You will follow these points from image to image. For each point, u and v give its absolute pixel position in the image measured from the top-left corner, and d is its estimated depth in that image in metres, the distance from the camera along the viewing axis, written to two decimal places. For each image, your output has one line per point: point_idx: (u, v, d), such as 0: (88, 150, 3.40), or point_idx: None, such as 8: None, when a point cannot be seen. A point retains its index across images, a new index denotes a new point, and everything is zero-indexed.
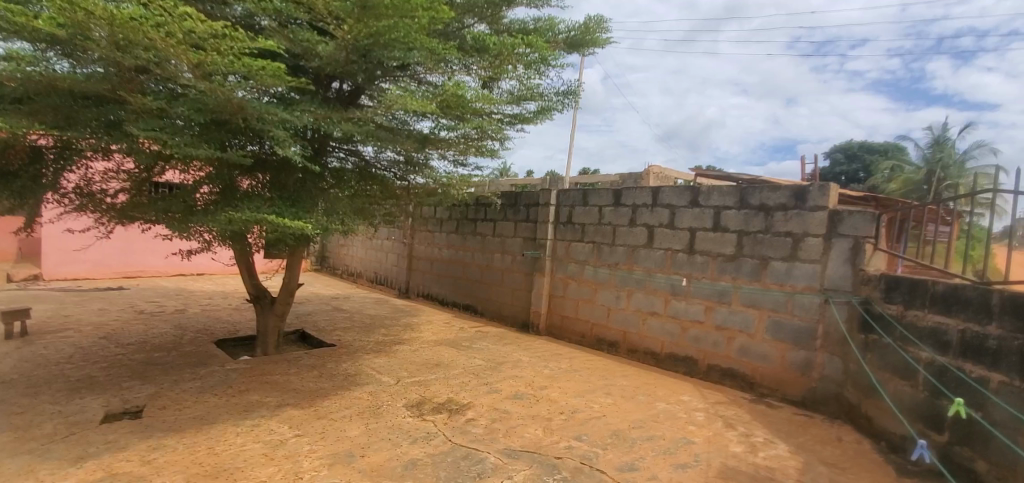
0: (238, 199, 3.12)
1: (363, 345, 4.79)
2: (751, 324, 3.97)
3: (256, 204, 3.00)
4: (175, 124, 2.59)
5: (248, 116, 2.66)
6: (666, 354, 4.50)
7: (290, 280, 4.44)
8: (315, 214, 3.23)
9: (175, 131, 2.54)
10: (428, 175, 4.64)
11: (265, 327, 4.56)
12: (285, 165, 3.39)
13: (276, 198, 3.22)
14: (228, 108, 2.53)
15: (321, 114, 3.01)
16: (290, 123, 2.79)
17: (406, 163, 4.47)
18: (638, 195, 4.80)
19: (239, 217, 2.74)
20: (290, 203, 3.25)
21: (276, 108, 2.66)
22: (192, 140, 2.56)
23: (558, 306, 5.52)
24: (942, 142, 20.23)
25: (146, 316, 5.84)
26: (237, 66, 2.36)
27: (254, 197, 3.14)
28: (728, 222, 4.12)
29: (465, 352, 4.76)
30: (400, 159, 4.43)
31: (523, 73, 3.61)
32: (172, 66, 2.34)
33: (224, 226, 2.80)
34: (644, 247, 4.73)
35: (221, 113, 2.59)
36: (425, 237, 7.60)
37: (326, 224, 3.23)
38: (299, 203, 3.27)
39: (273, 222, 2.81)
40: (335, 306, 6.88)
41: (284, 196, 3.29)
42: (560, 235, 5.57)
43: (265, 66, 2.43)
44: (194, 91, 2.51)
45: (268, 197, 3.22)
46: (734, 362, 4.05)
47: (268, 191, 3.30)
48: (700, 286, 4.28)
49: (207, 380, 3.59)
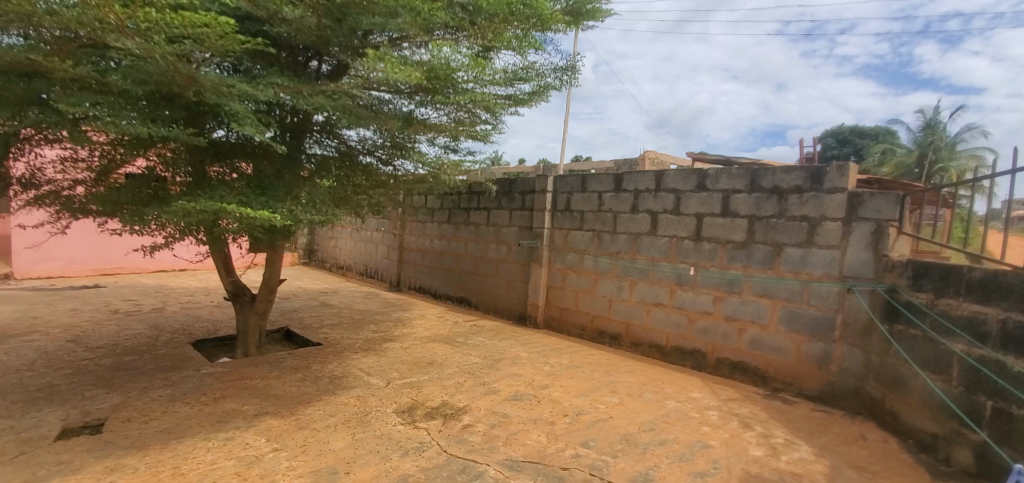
0: (203, 188, 2.82)
1: (352, 344, 4.52)
2: (765, 315, 3.73)
3: (220, 193, 2.71)
4: (112, 97, 2.30)
5: (200, 90, 2.35)
6: (672, 347, 4.26)
7: (271, 276, 4.15)
8: (290, 204, 2.93)
9: (112, 106, 2.24)
10: (419, 159, 4.34)
11: (245, 327, 4.27)
12: (254, 150, 3.10)
13: (247, 187, 2.93)
14: (171, 78, 2.24)
15: (288, 87, 2.74)
16: (249, 98, 2.50)
17: (393, 149, 4.17)
18: (641, 180, 4.53)
19: (194, 207, 2.43)
20: (262, 191, 2.95)
21: (232, 80, 2.37)
22: (132, 115, 2.27)
23: (557, 298, 5.26)
24: (934, 126, 20.06)
25: (121, 316, 5.53)
26: (177, 25, 2.05)
27: (218, 185, 2.83)
28: (738, 206, 3.87)
29: (460, 349, 4.50)
30: (385, 144, 4.13)
31: (519, 36, 3.28)
32: (101, 29, 2.03)
33: (178, 217, 2.49)
34: (648, 235, 4.46)
35: (167, 84, 2.31)
36: (415, 228, 7.31)
37: (302, 215, 2.93)
38: (273, 192, 2.97)
39: (233, 213, 2.48)
40: (323, 301, 6.58)
41: (256, 184, 3.00)
42: (558, 223, 5.30)
43: (211, 24, 2.11)
44: (133, 58, 2.20)
45: (239, 185, 2.93)
46: (746, 355, 3.81)
47: (235, 179, 3.00)
48: (708, 275, 4.04)
49: (179, 387, 3.31)
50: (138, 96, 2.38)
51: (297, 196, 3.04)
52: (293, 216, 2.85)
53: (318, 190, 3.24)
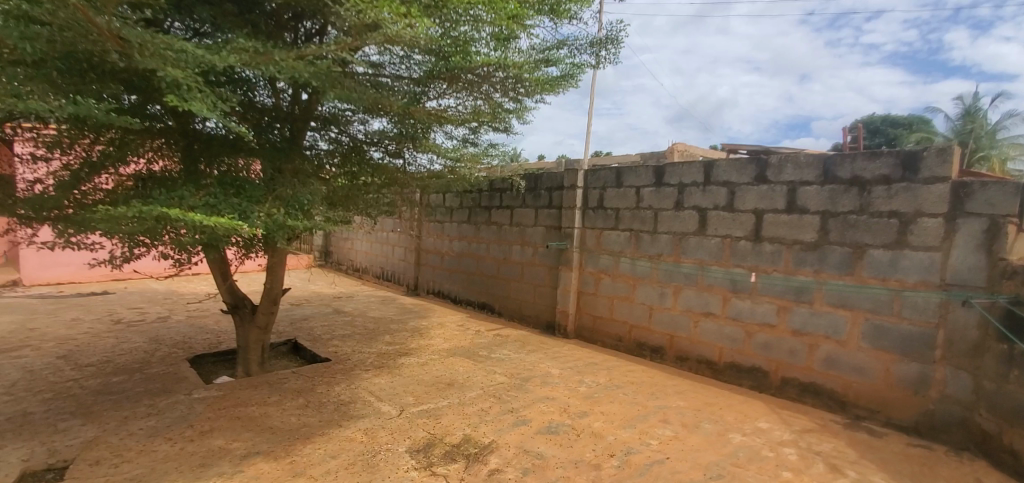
0: (165, 188, 2.51)
1: (363, 359, 4.07)
2: (843, 329, 3.15)
3: (180, 193, 2.33)
4: (22, 67, 2.02)
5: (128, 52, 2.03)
6: (725, 363, 3.71)
7: (272, 284, 3.74)
8: (270, 207, 2.54)
9: (20, 75, 1.97)
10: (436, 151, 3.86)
11: (245, 342, 3.85)
12: (227, 143, 2.79)
13: (220, 186, 2.55)
14: (86, 36, 1.93)
15: (252, 48, 2.35)
16: (198, 66, 2.17)
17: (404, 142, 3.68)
18: (685, 172, 3.98)
19: (127, 214, 1.99)
20: (239, 191, 2.56)
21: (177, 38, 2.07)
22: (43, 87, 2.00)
23: (589, 305, 4.74)
24: (974, 113, 18.90)
25: (122, 327, 5.19)
26: None
27: (185, 185, 2.48)
28: (807, 201, 3.30)
29: (483, 365, 4.02)
30: (395, 136, 3.66)
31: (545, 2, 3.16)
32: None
33: (112, 226, 2.07)
34: (695, 235, 3.91)
35: (82, 47, 2.02)
36: (433, 229, 6.87)
37: (284, 222, 2.53)
38: (254, 193, 2.58)
39: (175, 220, 2.03)
40: (335, 308, 6.17)
41: (232, 182, 2.59)
42: (589, 222, 4.78)
43: None
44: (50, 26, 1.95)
45: (211, 183, 2.57)
46: (819, 376, 3.24)
47: (207, 178, 2.64)
48: (770, 281, 3.47)
49: (164, 416, 2.90)
50: (54, 66, 2.10)
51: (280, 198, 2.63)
52: (276, 222, 2.44)
53: (313, 194, 2.84)
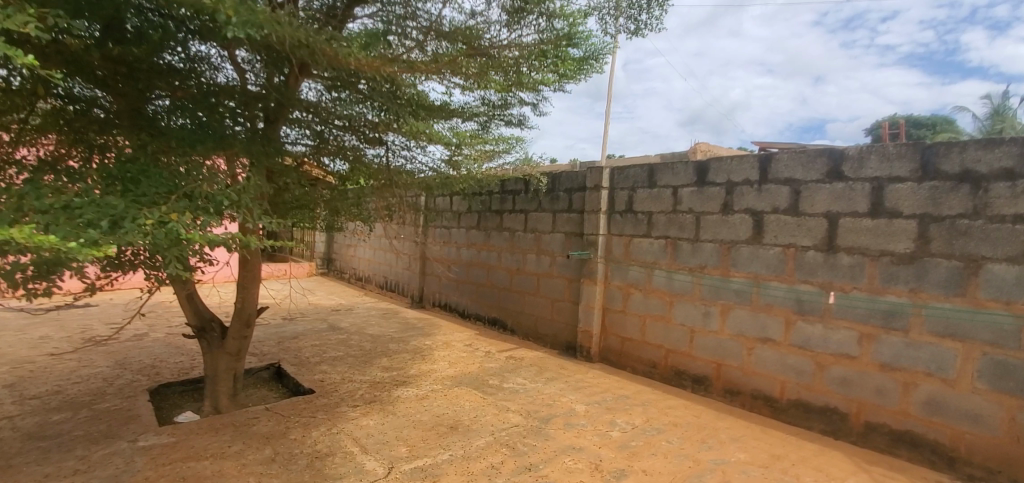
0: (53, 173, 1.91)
1: (353, 390, 3.46)
2: (951, 365, 2.47)
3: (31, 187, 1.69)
4: None
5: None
6: (789, 400, 3.04)
7: (243, 301, 3.16)
8: (169, 211, 1.88)
9: None
10: (432, 138, 3.27)
11: (213, 371, 3.26)
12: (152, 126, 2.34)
13: (104, 179, 1.94)
14: None
15: None
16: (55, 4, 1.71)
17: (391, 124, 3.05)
18: (735, 168, 3.33)
19: None
20: (129, 189, 1.91)
21: None
22: None
23: (616, 325, 4.09)
24: (1009, 111, 17.88)
25: (91, 347, 4.64)
26: None
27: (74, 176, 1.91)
28: (898, 201, 2.65)
29: (494, 398, 3.39)
30: (381, 125, 3.09)
31: None
32: None
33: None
34: (748, 244, 3.26)
35: None
36: (441, 235, 6.27)
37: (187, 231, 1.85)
38: (154, 192, 1.93)
39: None
40: (331, 324, 5.58)
41: (137, 170, 1.99)
42: (616, 228, 4.13)
43: None
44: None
45: (94, 177, 1.96)
46: (916, 423, 2.57)
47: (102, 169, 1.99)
48: (851, 302, 2.80)
49: (92, 476, 2.31)
50: None
51: (185, 201, 1.95)
52: (168, 236, 1.77)
53: (241, 191, 2.28)
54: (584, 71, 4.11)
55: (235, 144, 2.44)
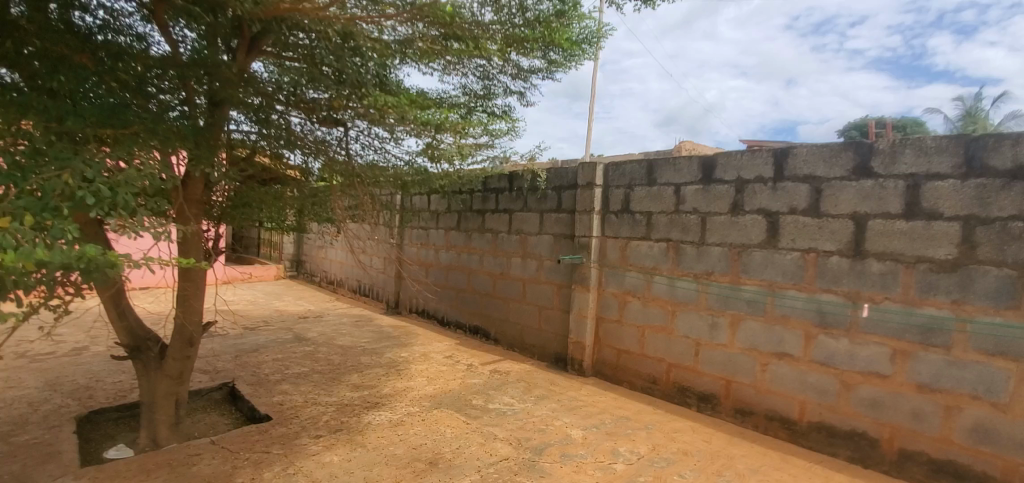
0: None
1: (319, 415, 3.04)
2: (1002, 387, 2.20)
3: None
4: None
5: None
6: (811, 423, 2.74)
7: (183, 316, 2.69)
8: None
9: None
10: (404, 119, 2.88)
11: (151, 397, 2.78)
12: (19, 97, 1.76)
13: None
14: None
15: None
16: None
17: (349, 102, 2.73)
18: (746, 164, 3.00)
19: None
20: None
21: None
22: None
23: (612, 336, 3.73)
24: (977, 114, 18.26)
25: (20, 364, 4.08)
26: None
27: None
28: (937, 201, 2.36)
29: (480, 421, 3.00)
30: (338, 104, 2.76)
31: None
32: None
33: None
34: (761, 249, 2.93)
35: None
36: (417, 236, 5.85)
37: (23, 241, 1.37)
38: None
39: None
40: (297, 334, 5.10)
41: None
42: (611, 230, 3.76)
43: None
44: None
45: None
46: (961, 451, 2.29)
47: None
48: (882, 315, 2.51)
49: None
50: None
51: (26, 199, 1.46)
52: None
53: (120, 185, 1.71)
54: (573, 60, 3.76)
55: (143, 123, 1.99)
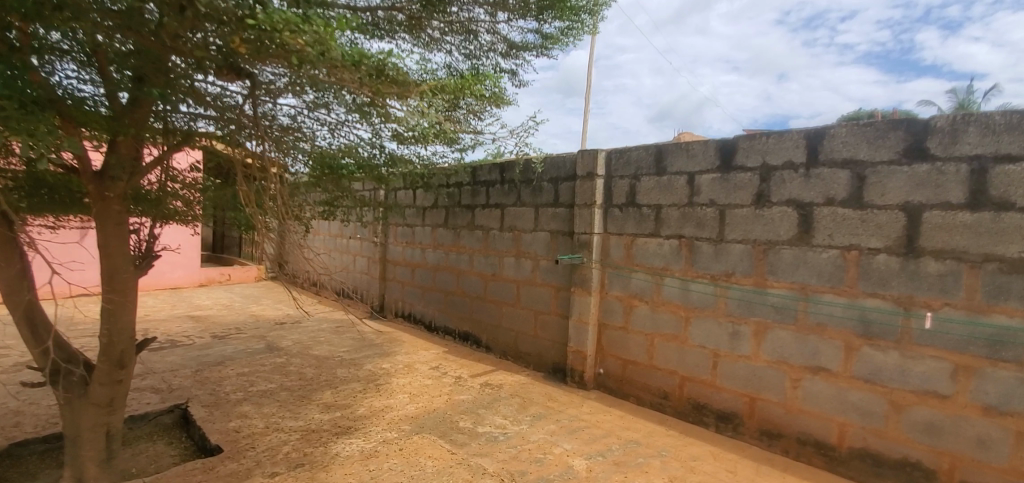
0: None
1: (279, 444, 2.60)
2: None
3: None
4: None
5: None
6: (853, 450, 2.34)
7: (116, 317, 2.26)
8: None
9: None
10: (334, 69, 2.15)
11: (76, 429, 2.35)
12: None
13: None
14: None
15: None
16: None
17: (249, 37, 1.80)
18: (772, 147, 2.59)
19: None
20: None
21: None
22: None
23: (617, 344, 3.33)
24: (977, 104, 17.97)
25: None
26: None
27: None
28: (1011, 188, 1.96)
29: (468, 449, 2.58)
30: (239, 43, 1.86)
31: None
32: None
33: None
34: (791, 246, 2.52)
35: None
36: (402, 234, 5.43)
37: None
38: None
39: None
40: (270, 343, 4.65)
41: None
42: (615, 227, 3.35)
43: None
44: None
45: None
46: None
47: None
48: (942, 326, 2.11)
49: None
50: None
51: None
52: None
53: None
54: (571, 34, 3.46)
55: None
